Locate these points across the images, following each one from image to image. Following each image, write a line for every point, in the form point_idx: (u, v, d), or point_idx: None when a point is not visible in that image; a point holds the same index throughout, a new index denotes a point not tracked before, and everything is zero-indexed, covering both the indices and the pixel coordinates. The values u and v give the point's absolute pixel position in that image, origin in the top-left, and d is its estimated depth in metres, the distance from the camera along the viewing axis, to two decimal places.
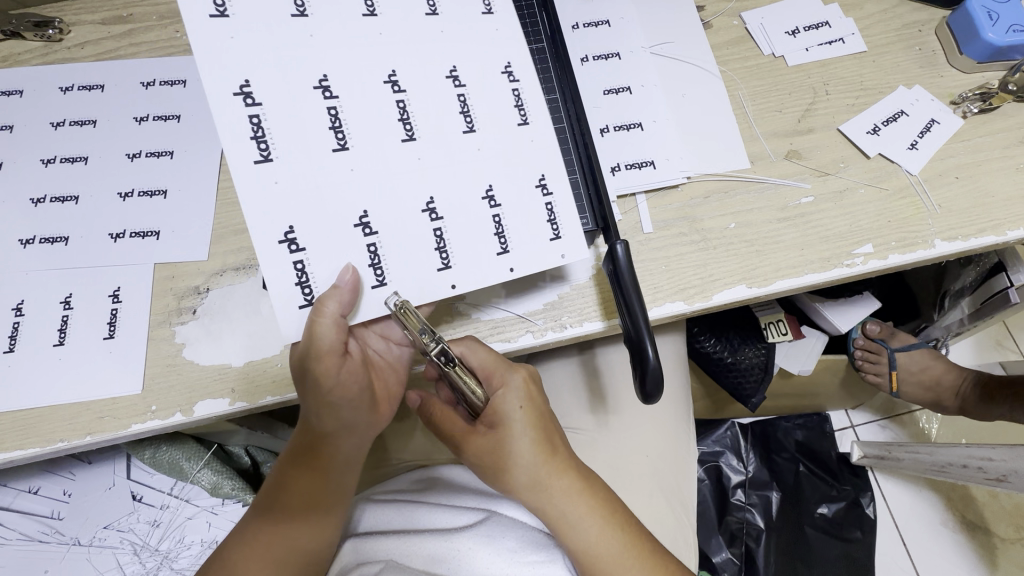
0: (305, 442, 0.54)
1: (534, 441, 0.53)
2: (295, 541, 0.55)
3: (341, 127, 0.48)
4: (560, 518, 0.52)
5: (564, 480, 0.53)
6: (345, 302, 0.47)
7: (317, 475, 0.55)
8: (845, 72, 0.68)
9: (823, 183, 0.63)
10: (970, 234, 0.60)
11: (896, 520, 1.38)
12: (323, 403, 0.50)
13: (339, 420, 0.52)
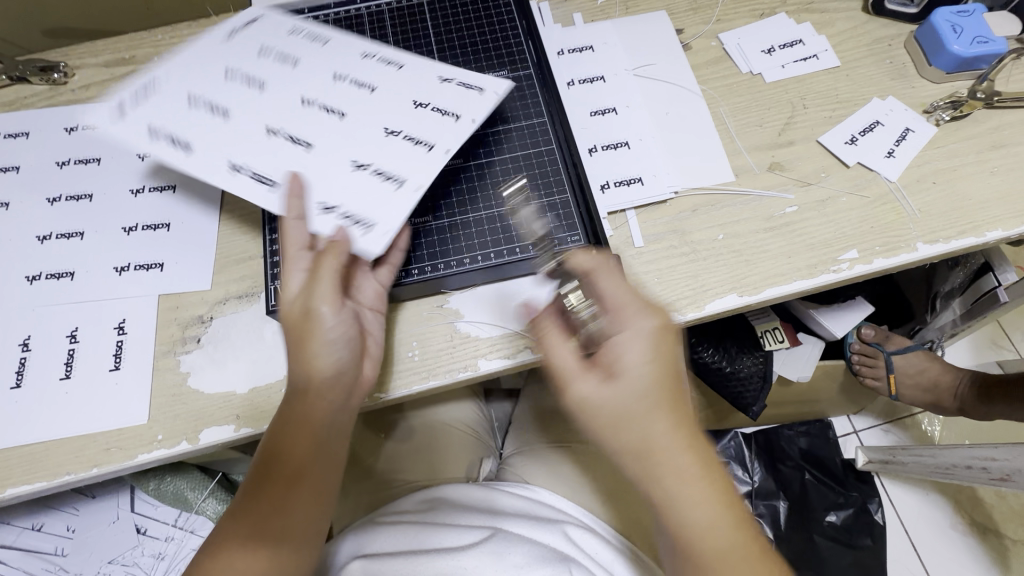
0: (287, 418, 0.50)
1: (666, 402, 0.46)
2: (281, 533, 0.51)
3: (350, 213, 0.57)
4: (659, 495, 0.45)
5: (663, 443, 0.45)
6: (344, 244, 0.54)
7: (297, 458, 0.51)
8: (821, 86, 0.71)
9: (806, 192, 0.65)
10: (951, 236, 0.62)
11: (903, 524, 1.38)
12: (307, 362, 0.50)
13: (327, 379, 0.51)
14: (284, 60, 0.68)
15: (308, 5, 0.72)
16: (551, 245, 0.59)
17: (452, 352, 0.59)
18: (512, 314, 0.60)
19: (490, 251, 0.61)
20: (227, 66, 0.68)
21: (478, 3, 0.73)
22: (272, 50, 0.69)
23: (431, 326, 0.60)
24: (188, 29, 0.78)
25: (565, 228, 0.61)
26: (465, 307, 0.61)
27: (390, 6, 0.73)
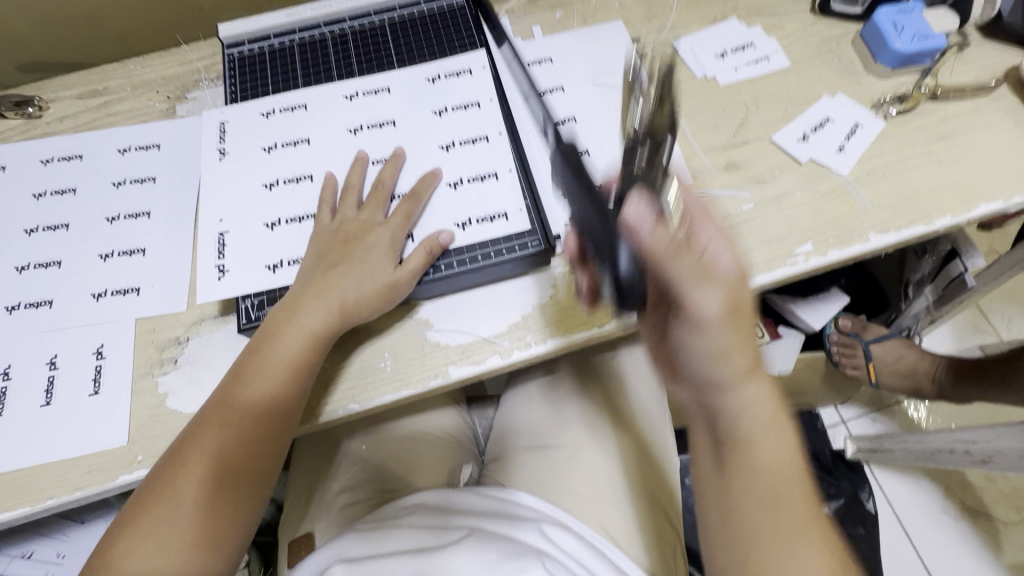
0: (284, 346, 0.57)
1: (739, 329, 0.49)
2: (245, 458, 0.55)
3: None
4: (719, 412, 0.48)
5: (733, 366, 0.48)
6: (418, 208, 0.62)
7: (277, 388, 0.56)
8: (773, 87, 0.73)
9: (762, 190, 0.67)
10: (901, 226, 0.65)
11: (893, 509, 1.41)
12: (324, 296, 0.58)
13: (351, 299, 0.59)
14: (285, 109, 0.70)
15: (274, 31, 0.74)
16: (513, 252, 0.61)
17: (424, 360, 0.61)
18: (480, 321, 0.62)
19: (459, 256, 0.62)
20: (223, 131, 0.69)
21: (439, 22, 0.75)
22: (274, 107, 0.70)
23: (402, 336, 0.62)
24: (160, 58, 0.81)
25: (523, 234, 0.62)
26: (435, 316, 0.63)
27: (354, 28, 0.75)
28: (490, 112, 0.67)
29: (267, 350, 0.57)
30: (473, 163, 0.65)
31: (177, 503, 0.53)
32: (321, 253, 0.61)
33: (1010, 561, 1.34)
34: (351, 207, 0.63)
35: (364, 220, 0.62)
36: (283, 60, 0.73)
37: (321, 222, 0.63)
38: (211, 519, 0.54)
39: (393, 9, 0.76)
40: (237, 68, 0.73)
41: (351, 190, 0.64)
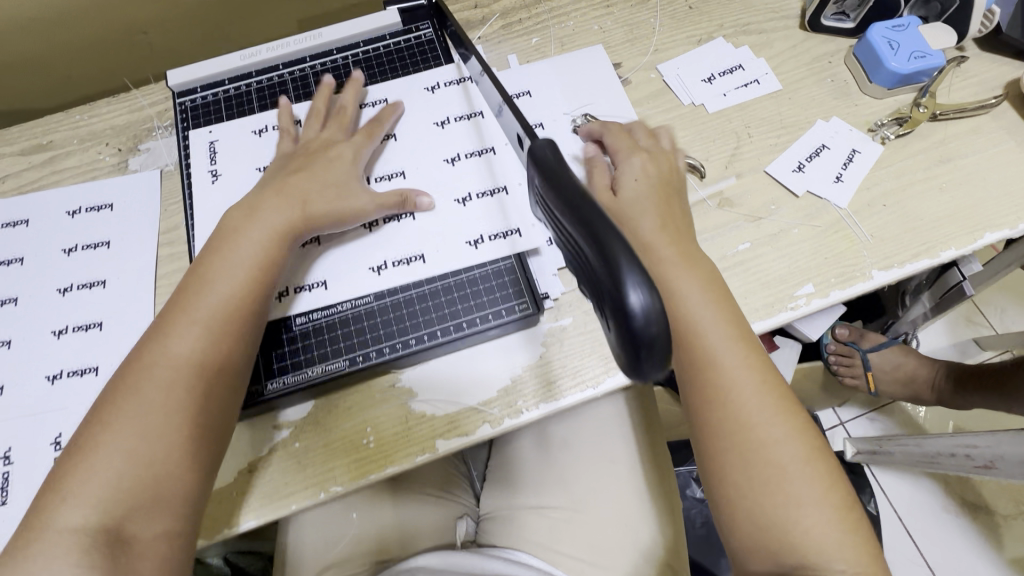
0: (236, 257, 0.53)
1: (728, 333, 0.51)
2: (185, 391, 0.48)
3: (380, 263, 0.60)
4: (729, 414, 0.49)
5: (739, 366, 0.49)
6: (380, 131, 0.63)
7: (229, 292, 0.51)
8: (765, 112, 0.69)
9: (758, 227, 0.63)
10: (904, 260, 0.61)
11: (896, 511, 1.40)
12: (282, 205, 0.56)
13: (320, 195, 0.57)
14: (278, 128, 0.66)
15: (229, 76, 0.69)
16: (499, 317, 0.58)
17: (408, 435, 0.57)
18: (467, 388, 0.58)
19: (421, 332, 0.58)
20: (212, 151, 0.65)
21: (407, 59, 0.70)
22: (265, 125, 0.67)
23: (385, 410, 0.58)
24: (107, 105, 0.74)
25: (509, 298, 0.59)
26: (418, 384, 0.59)
27: (315, 69, 0.69)
28: (475, 170, 0.64)
29: (213, 270, 0.52)
30: (402, 243, 0.61)
31: (119, 448, 0.45)
32: (281, 167, 0.60)
33: (1012, 556, 1.33)
34: (313, 129, 0.63)
35: (326, 138, 0.62)
36: (241, 108, 0.68)
37: (282, 146, 0.63)
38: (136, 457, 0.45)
39: (357, 46, 0.70)
40: (190, 119, 0.67)
41: (315, 114, 0.64)
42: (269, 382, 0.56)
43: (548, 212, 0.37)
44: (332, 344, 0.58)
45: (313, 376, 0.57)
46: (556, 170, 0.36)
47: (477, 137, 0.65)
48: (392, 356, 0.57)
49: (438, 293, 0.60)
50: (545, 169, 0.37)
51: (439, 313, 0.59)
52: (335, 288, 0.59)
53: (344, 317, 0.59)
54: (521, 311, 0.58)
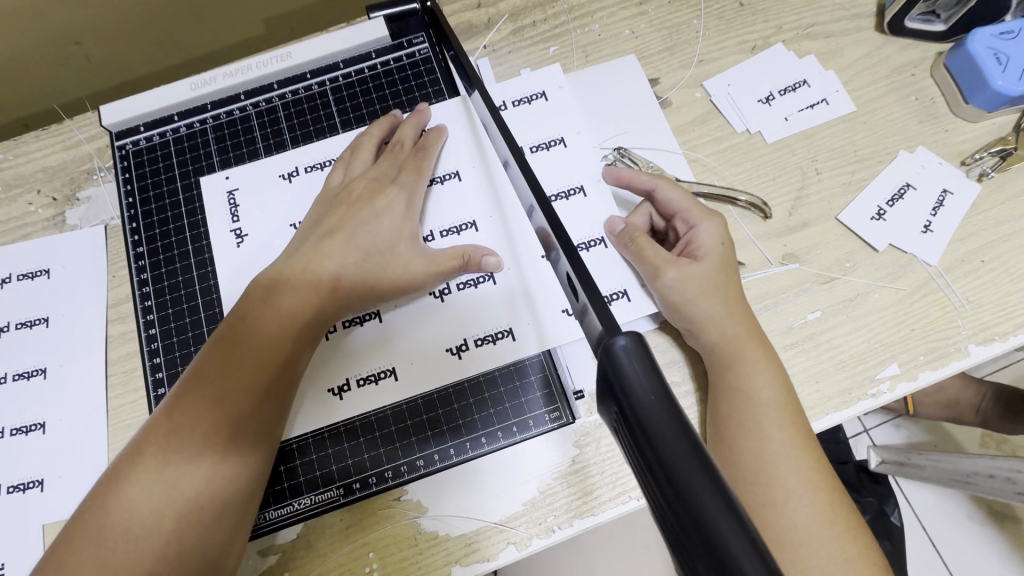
0: (259, 335, 0.45)
1: (798, 463, 0.43)
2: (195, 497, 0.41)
3: (457, 345, 0.50)
4: (792, 560, 0.40)
5: (807, 503, 0.42)
6: (430, 165, 0.53)
7: (229, 393, 0.43)
8: (836, 141, 0.57)
9: (830, 291, 0.53)
10: (1007, 331, 0.51)
11: (920, 519, 1.03)
12: (312, 278, 0.47)
13: (358, 268, 0.49)
14: (313, 170, 0.55)
15: (178, 111, 0.57)
16: (524, 429, 0.50)
17: (420, 561, 0.47)
18: (488, 502, 0.48)
19: (429, 452, 0.49)
20: (233, 206, 0.54)
21: (398, 85, 0.57)
22: (296, 167, 0.55)
23: (392, 529, 0.48)
24: (34, 140, 0.58)
25: (539, 402, 0.50)
26: (428, 497, 0.48)
27: (284, 98, 0.57)
28: (490, 236, 0.52)
29: (216, 364, 0.44)
30: (480, 318, 0.51)
31: (117, 560, 0.39)
32: (323, 215, 0.51)
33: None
34: (364, 164, 0.53)
35: (375, 178, 0.52)
36: (194, 151, 0.56)
37: (331, 182, 0.53)
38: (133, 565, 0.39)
39: (335, 68, 0.58)
40: (132, 167, 0.57)
41: (368, 143, 0.54)
42: (273, 508, 0.48)
43: (642, 481, 0.24)
44: (328, 465, 0.49)
45: (303, 509, 0.48)
46: (666, 437, 0.22)
47: (490, 195, 0.53)
48: (395, 484, 0.49)
49: (448, 398, 0.51)
50: (645, 424, 0.23)
51: (451, 425, 0.50)
52: (405, 375, 0.50)
53: (339, 428, 0.50)
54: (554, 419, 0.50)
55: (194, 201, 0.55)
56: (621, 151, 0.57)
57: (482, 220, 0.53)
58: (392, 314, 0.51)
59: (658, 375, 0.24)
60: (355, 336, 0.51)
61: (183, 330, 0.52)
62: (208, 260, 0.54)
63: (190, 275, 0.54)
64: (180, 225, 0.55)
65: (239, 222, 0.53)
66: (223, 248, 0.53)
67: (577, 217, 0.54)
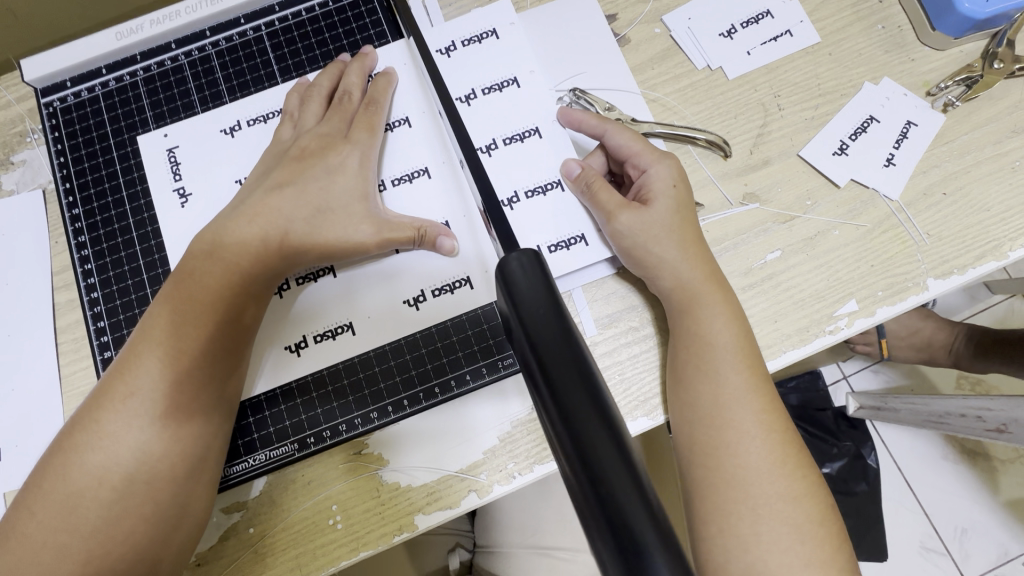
0: (204, 292, 0.43)
1: (756, 403, 0.43)
2: (154, 458, 0.40)
3: (416, 296, 0.50)
4: (741, 498, 0.41)
5: (758, 443, 0.42)
6: (382, 118, 0.50)
7: (181, 354, 0.42)
8: (798, 74, 0.55)
9: (791, 230, 0.52)
10: (966, 265, 0.51)
11: (893, 460, 1.05)
12: (255, 233, 0.45)
13: (308, 216, 0.46)
14: (256, 122, 0.52)
15: (106, 63, 0.54)
16: (480, 375, 0.49)
17: (383, 512, 0.47)
18: (448, 451, 0.48)
19: (384, 403, 0.49)
20: (173, 162, 0.52)
21: (338, 28, 0.54)
22: (238, 120, 0.52)
23: (353, 482, 0.48)
24: None
25: (495, 349, 0.49)
26: (389, 450, 0.49)
27: (218, 46, 0.54)
28: (442, 183, 0.51)
29: (165, 322, 0.43)
30: (440, 267, 0.50)
31: (85, 524, 0.39)
32: (269, 169, 0.48)
33: (1011, 499, 1.03)
34: (311, 116, 0.50)
35: (325, 134, 0.49)
36: (126, 106, 0.53)
37: (279, 135, 0.50)
38: (106, 526, 0.39)
39: (270, 11, 0.54)
40: (62, 125, 0.54)
41: (316, 94, 0.51)
42: (233, 465, 0.48)
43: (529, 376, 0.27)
44: (281, 423, 0.49)
45: (260, 464, 0.48)
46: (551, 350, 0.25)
47: (439, 140, 0.51)
48: (351, 436, 0.48)
49: (401, 349, 0.49)
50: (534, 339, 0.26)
51: (405, 377, 0.49)
52: (364, 330, 0.49)
53: (291, 385, 0.49)
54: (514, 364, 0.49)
55: (128, 158, 0.53)
56: (577, 92, 0.54)
57: (433, 167, 0.51)
58: (348, 268, 0.50)
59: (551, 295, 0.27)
60: (309, 291, 0.50)
61: (126, 293, 0.51)
62: (146, 220, 0.52)
63: (129, 236, 0.52)
64: (116, 185, 0.53)
65: (182, 181, 0.51)
66: (165, 205, 0.51)
67: (535, 162, 0.53)
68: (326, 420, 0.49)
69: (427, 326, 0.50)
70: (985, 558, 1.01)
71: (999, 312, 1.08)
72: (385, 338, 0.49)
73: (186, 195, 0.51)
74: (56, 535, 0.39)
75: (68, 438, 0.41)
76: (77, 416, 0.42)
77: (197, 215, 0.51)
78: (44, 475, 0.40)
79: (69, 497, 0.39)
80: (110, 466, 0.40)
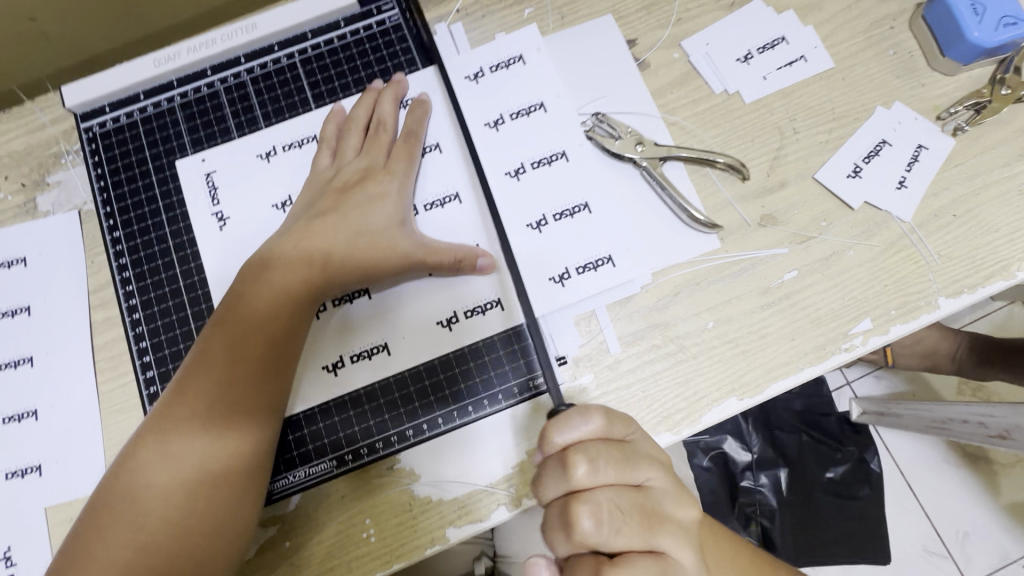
0: (255, 318, 0.46)
1: (696, 547, 0.39)
2: (211, 476, 0.43)
3: (450, 318, 0.51)
4: None
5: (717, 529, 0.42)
6: (419, 148, 0.52)
7: (235, 377, 0.44)
8: (813, 99, 0.57)
9: (807, 250, 0.54)
10: (976, 283, 0.53)
11: (898, 467, 1.07)
12: (301, 262, 0.47)
13: (350, 245, 0.49)
14: (292, 148, 0.54)
15: (144, 89, 0.56)
16: (511, 393, 0.51)
17: (415, 525, 0.49)
18: (479, 466, 0.50)
19: (419, 421, 0.51)
20: (212, 187, 0.53)
21: (369, 55, 0.56)
22: (273, 146, 0.54)
23: (387, 496, 0.50)
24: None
25: (524, 367, 0.51)
26: (421, 465, 0.50)
27: (252, 72, 0.55)
28: (474, 207, 0.52)
29: (219, 346, 0.45)
30: (473, 289, 0.52)
31: (149, 538, 0.42)
32: (310, 199, 0.51)
33: (1013, 504, 1.06)
34: (348, 148, 0.52)
35: (364, 167, 0.51)
36: (164, 131, 0.55)
37: (318, 165, 0.52)
38: (169, 539, 0.42)
39: (303, 39, 0.56)
40: (102, 149, 0.55)
41: (354, 125, 0.53)
42: (274, 481, 0.50)
43: None
44: (319, 440, 0.50)
45: (301, 480, 0.50)
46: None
47: (470, 165, 0.53)
48: (387, 453, 0.50)
49: (435, 369, 0.51)
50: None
51: (439, 396, 0.51)
52: (399, 350, 0.51)
53: (329, 404, 0.51)
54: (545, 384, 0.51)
55: (167, 182, 0.54)
56: (599, 116, 0.56)
57: (464, 191, 0.53)
58: (384, 290, 0.51)
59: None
60: (345, 313, 0.51)
61: (167, 314, 0.52)
62: (185, 243, 0.53)
63: (169, 259, 0.53)
64: (155, 207, 0.54)
65: (220, 205, 0.53)
66: (203, 227, 0.53)
67: (560, 184, 0.55)
68: (363, 437, 0.50)
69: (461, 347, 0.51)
70: (987, 562, 1.03)
71: (1000, 320, 1.10)
72: (420, 359, 0.51)
73: (224, 218, 0.53)
74: (123, 550, 0.41)
75: (132, 460, 0.44)
76: (139, 436, 0.45)
77: (234, 238, 0.52)
78: (111, 493, 0.43)
79: (135, 513, 0.42)
80: (173, 484, 0.43)
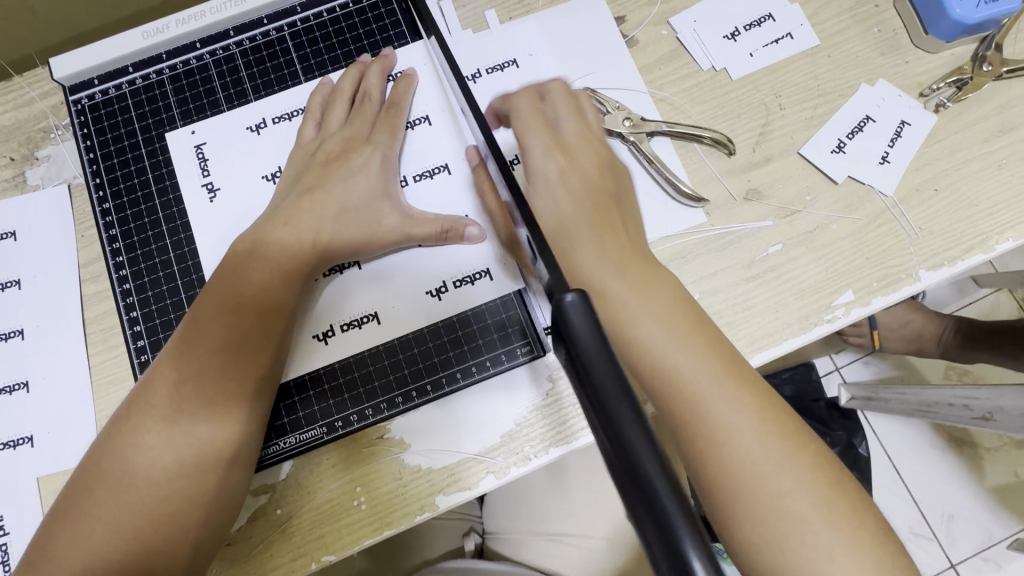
0: (244, 285, 0.46)
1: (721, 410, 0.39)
2: (202, 443, 0.44)
3: (439, 288, 0.52)
4: None
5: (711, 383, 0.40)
6: (404, 119, 0.53)
7: (226, 345, 0.45)
8: (799, 76, 0.58)
9: (791, 224, 0.54)
10: (955, 257, 0.54)
11: (883, 448, 1.09)
12: (291, 233, 0.48)
13: (339, 214, 0.49)
14: (281, 120, 0.54)
15: (132, 61, 0.56)
16: (498, 363, 0.52)
17: (405, 493, 0.50)
18: (468, 435, 0.51)
19: (408, 389, 0.51)
20: (202, 159, 0.53)
21: (358, 28, 0.56)
22: (263, 118, 0.54)
23: (376, 465, 0.50)
24: None
25: (513, 338, 0.52)
26: (410, 434, 0.51)
27: (242, 45, 0.56)
28: (462, 178, 0.53)
29: (207, 313, 0.46)
30: (462, 260, 0.52)
31: (137, 500, 0.42)
32: (298, 171, 0.51)
33: (996, 485, 1.08)
34: (336, 120, 0.52)
35: (350, 137, 0.52)
36: (153, 103, 0.55)
37: (303, 136, 0.53)
38: (158, 504, 0.42)
39: (293, 12, 0.56)
40: (91, 122, 0.56)
41: (339, 97, 0.53)
42: (265, 448, 0.50)
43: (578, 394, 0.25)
44: (309, 408, 0.51)
45: (290, 447, 0.50)
46: (605, 385, 0.23)
47: (458, 138, 0.54)
48: (377, 420, 0.51)
49: (424, 338, 0.52)
50: (587, 374, 0.24)
51: (427, 365, 0.52)
52: (389, 319, 0.52)
53: (318, 373, 0.51)
54: (531, 353, 0.52)
55: (156, 155, 0.54)
56: (588, 92, 0.57)
57: (452, 163, 0.53)
58: (374, 261, 0.52)
59: (601, 330, 0.25)
60: (335, 283, 0.52)
61: (157, 285, 0.53)
62: (175, 214, 0.53)
63: (159, 230, 0.53)
64: (145, 180, 0.54)
65: (210, 176, 0.53)
66: (193, 199, 0.53)
67: None
68: (352, 406, 0.51)
69: (449, 318, 0.52)
70: (970, 542, 1.05)
71: (984, 305, 1.12)
72: (408, 329, 0.52)
73: (214, 190, 0.53)
74: (111, 510, 0.42)
75: (121, 422, 0.44)
76: (129, 398, 0.45)
77: (224, 210, 0.53)
78: (100, 453, 0.44)
79: (124, 475, 0.43)
80: (162, 448, 0.43)
